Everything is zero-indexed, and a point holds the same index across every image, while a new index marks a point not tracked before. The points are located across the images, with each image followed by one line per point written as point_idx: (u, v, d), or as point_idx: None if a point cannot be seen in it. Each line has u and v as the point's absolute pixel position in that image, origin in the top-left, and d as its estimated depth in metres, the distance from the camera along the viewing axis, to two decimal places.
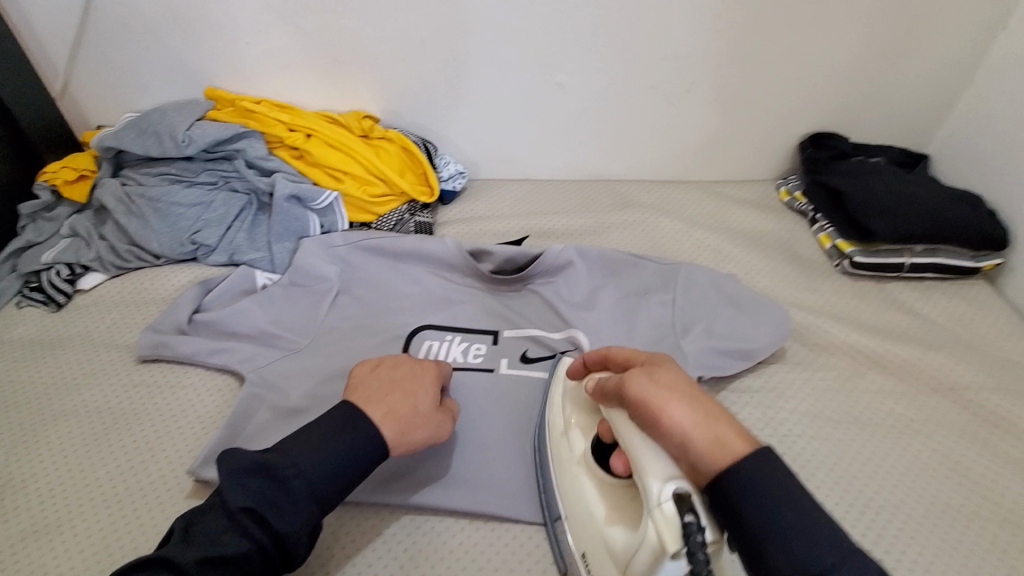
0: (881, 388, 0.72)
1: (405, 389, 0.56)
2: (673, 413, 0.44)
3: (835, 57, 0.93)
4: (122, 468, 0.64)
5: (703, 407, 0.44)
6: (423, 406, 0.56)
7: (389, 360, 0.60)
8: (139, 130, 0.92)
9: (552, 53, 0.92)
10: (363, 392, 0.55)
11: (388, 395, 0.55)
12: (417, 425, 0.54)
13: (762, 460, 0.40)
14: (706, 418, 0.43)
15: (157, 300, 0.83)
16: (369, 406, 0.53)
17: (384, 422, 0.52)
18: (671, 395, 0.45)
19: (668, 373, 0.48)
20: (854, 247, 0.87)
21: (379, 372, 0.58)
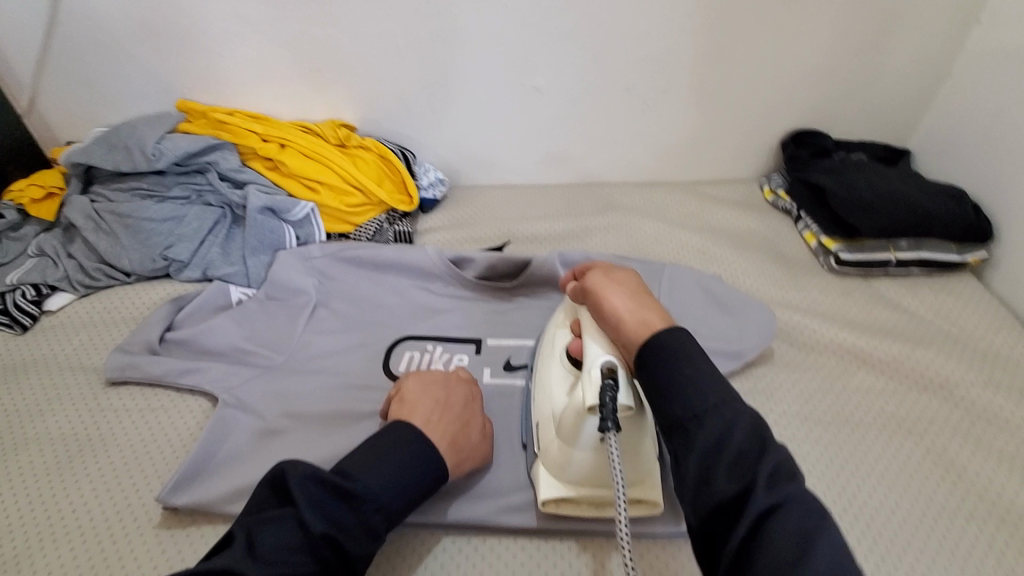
0: (870, 387, 0.71)
1: (463, 417, 0.57)
2: (616, 302, 0.50)
3: (813, 54, 0.92)
4: (90, 496, 0.62)
5: (642, 300, 0.51)
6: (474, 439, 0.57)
7: (436, 380, 0.59)
8: (107, 145, 0.89)
9: (529, 57, 0.91)
10: (427, 413, 0.55)
11: (451, 427, 0.55)
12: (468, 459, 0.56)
13: (675, 335, 0.45)
14: (644, 308, 0.49)
15: (128, 320, 0.81)
16: (436, 435, 0.53)
17: (449, 453, 0.53)
18: (614, 287, 0.52)
19: (624, 275, 0.55)
20: (838, 244, 0.86)
21: (433, 393, 0.57)
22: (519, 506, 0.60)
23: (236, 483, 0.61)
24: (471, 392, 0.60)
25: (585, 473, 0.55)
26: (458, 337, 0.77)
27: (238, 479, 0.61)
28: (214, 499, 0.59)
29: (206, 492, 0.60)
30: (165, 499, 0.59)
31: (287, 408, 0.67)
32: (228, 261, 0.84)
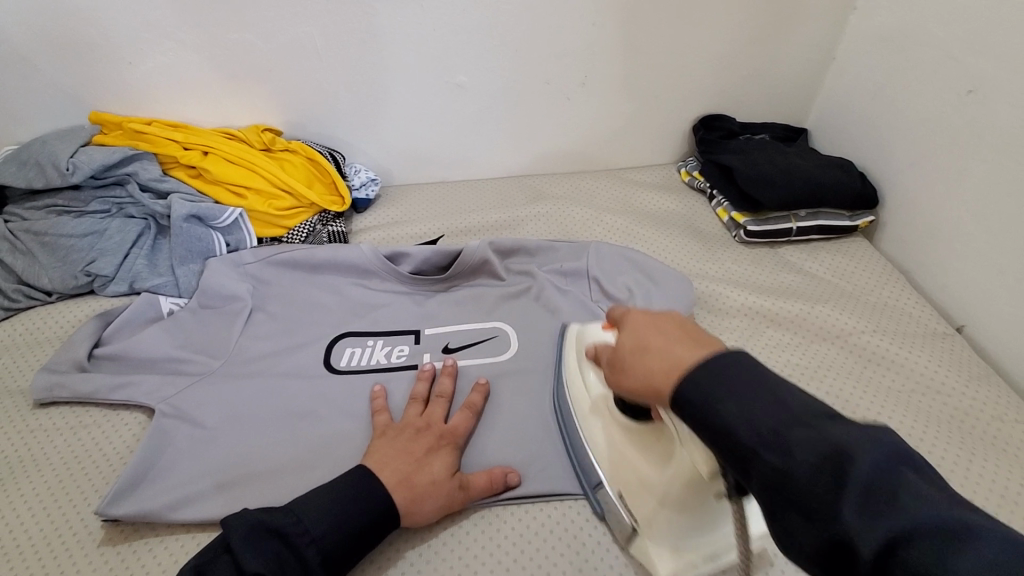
0: (779, 342, 0.78)
1: (417, 451, 0.59)
2: (634, 380, 0.43)
3: (715, 42, 1.00)
4: (25, 518, 0.60)
5: (642, 360, 0.43)
6: (439, 470, 0.59)
7: (407, 424, 0.63)
8: (19, 163, 0.86)
9: (449, 55, 0.94)
10: (379, 454, 0.59)
11: (412, 462, 0.59)
12: (432, 494, 0.57)
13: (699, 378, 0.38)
14: (648, 341, 0.44)
15: (51, 339, 0.78)
16: (384, 472, 0.57)
17: (399, 491, 0.56)
18: (617, 369, 0.46)
19: (620, 341, 0.47)
20: (747, 217, 0.93)
21: (400, 438, 0.61)
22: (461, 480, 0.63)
23: (177, 489, 0.61)
24: (443, 432, 0.62)
25: (677, 536, 0.55)
26: (397, 329, 0.79)
27: (179, 485, 0.61)
28: (156, 507, 0.59)
29: (146, 502, 0.60)
30: (105, 510, 0.59)
31: (228, 412, 0.68)
32: (156, 272, 0.83)
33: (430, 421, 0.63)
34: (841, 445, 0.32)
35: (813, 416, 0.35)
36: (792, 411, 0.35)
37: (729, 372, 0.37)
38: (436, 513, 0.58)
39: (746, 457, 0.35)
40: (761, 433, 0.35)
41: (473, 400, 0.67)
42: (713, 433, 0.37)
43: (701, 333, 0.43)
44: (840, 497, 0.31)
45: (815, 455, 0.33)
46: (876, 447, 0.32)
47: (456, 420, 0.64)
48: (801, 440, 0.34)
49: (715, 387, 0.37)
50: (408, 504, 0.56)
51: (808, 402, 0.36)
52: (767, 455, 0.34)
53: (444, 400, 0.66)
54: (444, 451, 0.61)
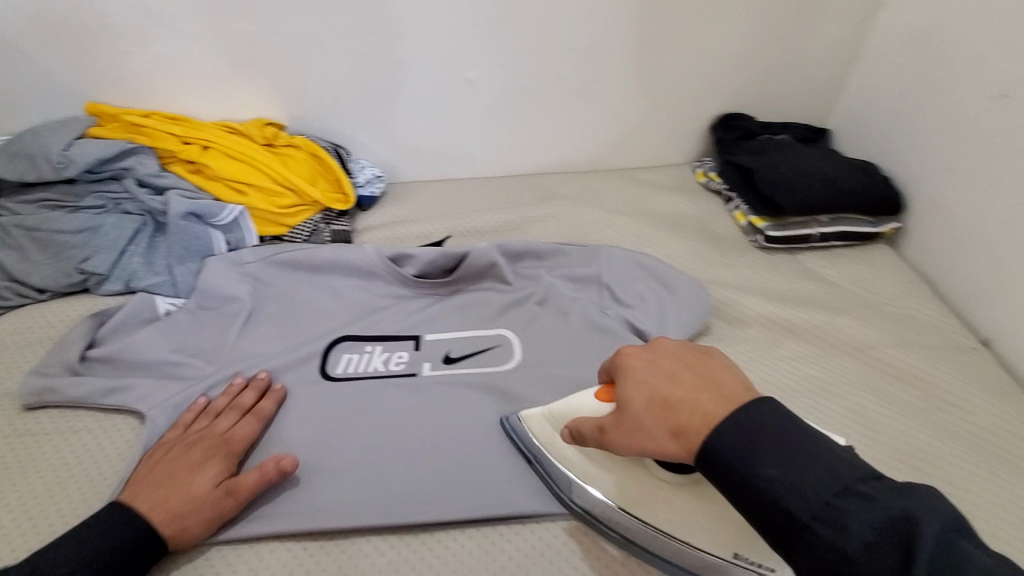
0: (798, 354, 0.75)
1: (179, 469, 0.58)
2: (658, 437, 0.45)
3: (735, 39, 0.96)
4: (9, 528, 0.58)
5: (667, 414, 0.45)
6: (200, 487, 0.57)
7: (164, 445, 0.62)
8: (10, 154, 0.83)
9: (458, 48, 0.90)
10: (140, 479, 0.58)
11: (161, 484, 0.57)
12: (191, 511, 0.56)
13: (741, 418, 0.41)
14: (660, 391, 0.46)
15: (42, 339, 0.75)
16: (137, 498, 0.56)
17: (151, 513, 0.55)
18: (640, 427, 0.46)
19: (636, 394, 0.47)
20: (767, 222, 0.90)
21: (154, 460, 0.60)
22: (464, 496, 0.60)
23: None
24: (197, 448, 0.60)
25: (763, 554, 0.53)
26: (400, 335, 0.76)
27: None
28: None
29: None
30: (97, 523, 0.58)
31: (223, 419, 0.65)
32: (153, 271, 0.80)
33: (195, 436, 0.62)
34: (904, 512, 0.35)
35: (862, 483, 0.38)
36: (842, 478, 0.38)
37: (773, 430, 0.40)
38: (208, 528, 0.56)
39: (798, 531, 0.37)
40: (813, 507, 0.37)
41: (264, 407, 0.65)
42: (760, 501, 0.39)
43: (710, 371, 0.46)
44: (903, 569, 0.34)
45: (871, 529, 0.36)
46: (931, 513, 0.35)
47: (218, 432, 0.62)
48: (853, 511, 0.36)
49: (752, 440, 0.40)
50: (175, 523, 0.55)
51: (857, 465, 0.39)
52: (819, 527, 0.37)
53: (235, 411, 0.64)
54: (207, 465, 0.59)
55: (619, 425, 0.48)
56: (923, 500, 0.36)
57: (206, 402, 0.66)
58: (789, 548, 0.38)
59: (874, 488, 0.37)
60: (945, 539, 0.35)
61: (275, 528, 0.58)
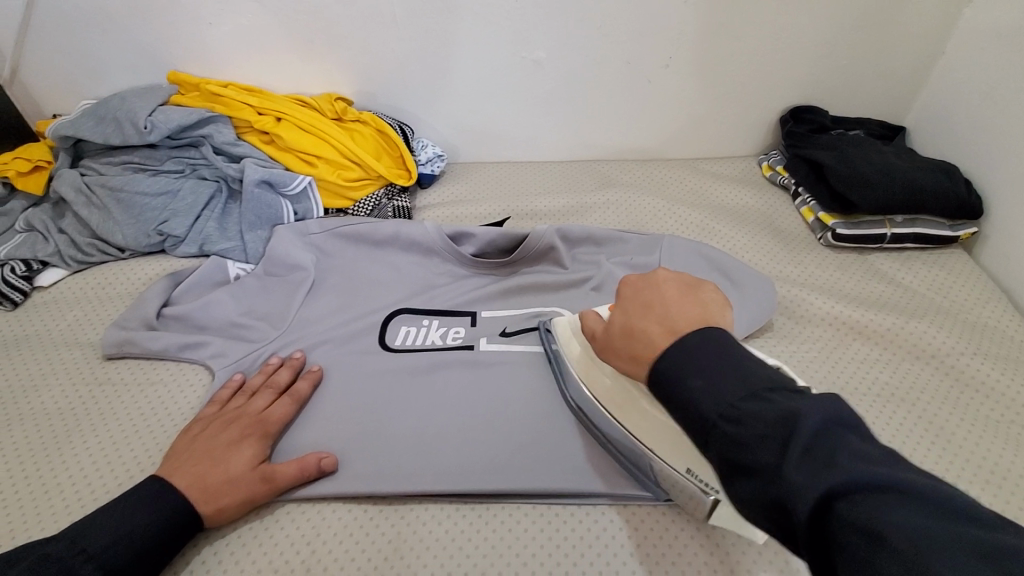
0: (865, 357, 0.72)
1: (217, 448, 0.59)
2: (620, 359, 0.48)
3: (815, 28, 0.92)
4: (92, 467, 0.61)
5: (630, 335, 0.47)
6: (236, 467, 0.58)
7: (201, 421, 0.63)
8: (97, 117, 0.88)
9: (528, 29, 0.90)
10: (176, 454, 0.59)
11: (195, 461, 0.58)
12: (229, 490, 0.57)
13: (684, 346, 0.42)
14: (632, 321, 0.47)
15: (121, 295, 0.79)
16: (175, 474, 0.57)
17: (189, 490, 0.56)
18: (611, 343, 0.49)
19: (617, 316, 0.49)
20: (837, 219, 0.86)
21: (191, 435, 0.61)
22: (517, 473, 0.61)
23: None
24: (231, 429, 0.61)
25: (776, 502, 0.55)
26: (457, 311, 0.77)
27: None
28: None
29: None
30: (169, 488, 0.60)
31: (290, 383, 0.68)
32: (225, 236, 0.83)
33: (233, 415, 0.63)
34: (789, 410, 0.36)
35: (769, 389, 0.38)
36: (751, 385, 0.38)
37: (709, 347, 0.41)
38: (239, 507, 0.58)
39: (707, 428, 0.38)
40: (722, 407, 0.38)
41: (298, 388, 0.66)
42: (683, 407, 0.40)
43: (682, 300, 0.47)
44: (782, 457, 0.34)
45: (767, 425, 0.36)
46: (820, 409, 0.35)
47: (252, 413, 0.63)
48: (757, 411, 0.37)
49: (686, 358, 0.41)
50: (210, 503, 0.56)
51: (767, 376, 0.39)
52: (725, 425, 0.37)
53: (270, 391, 0.65)
54: (244, 445, 0.60)
55: (599, 344, 0.51)
56: (816, 401, 0.36)
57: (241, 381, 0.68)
58: (705, 446, 0.39)
59: (779, 393, 0.37)
60: (826, 432, 0.35)
61: (338, 489, 0.60)
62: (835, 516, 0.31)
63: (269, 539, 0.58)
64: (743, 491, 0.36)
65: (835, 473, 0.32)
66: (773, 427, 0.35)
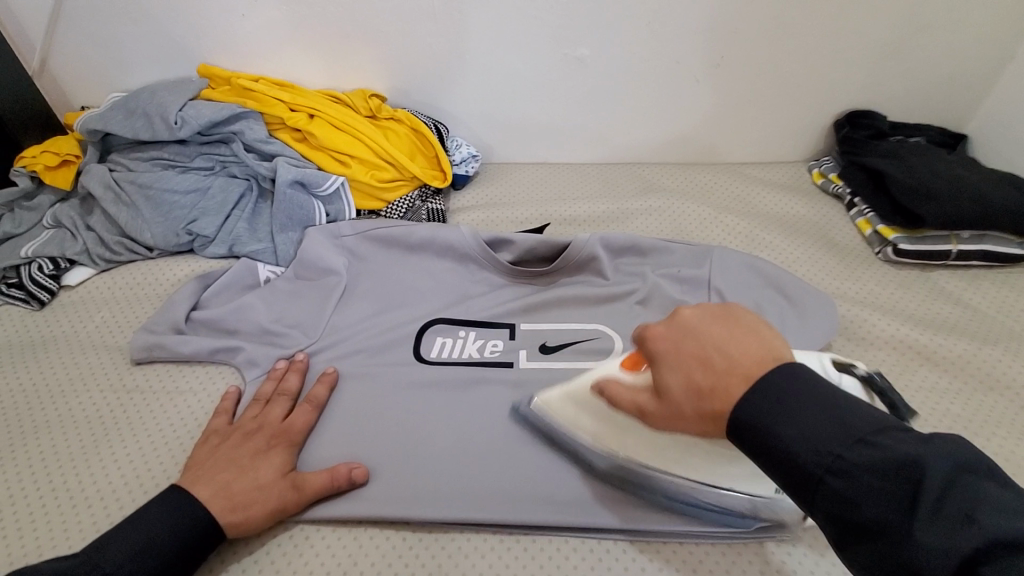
0: (932, 385, 0.68)
1: (241, 458, 0.57)
2: (692, 425, 0.39)
3: (880, 26, 0.86)
4: (118, 480, 0.59)
5: (701, 400, 0.38)
6: (264, 475, 0.56)
7: (219, 434, 0.60)
8: (127, 111, 0.85)
9: (573, 25, 0.85)
10: (197, 466, 0.56)
11: (219, 470, 0.56)
12: (256, 501, 0.54)
13: (771, 396, 0.35)
14: (691, 377, 0.39)
15: (150, 296, 0.77)
16: (199, 484, 0.54)
17: (216, 500, 0.53)
18: (674, 412, 0.40)
19: (671, 379, 0.40)
20: (899, 234, 0.81)
21: (212, 448, 0.59)
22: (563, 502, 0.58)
23: None
24: (254, 439, 0.59)
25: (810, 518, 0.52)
26: (495, 322, 0.73)
27: None
28: None
29: None
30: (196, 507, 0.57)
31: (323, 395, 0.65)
32: (256, 238, 0.80)
33: (255, 425, 0.61)
34: (911, 457, 0.32)
35: (877, 433, 0.33)
36: (853, 429, 0.34)
37: (789, 390, 0.35)
38: (267, 517, 0.55)
39: (811, 483, 0.34)
40: (825, 458, 0.33)
41: (316, 393, 0.64)
42: (774, 458, 0.35)
43: (733, 336, 0.39)
44: (911, 517, 0.31)
45: (882, 479, 0.32)
46: (942, 454, 0.32)
47: (273, 422, 0.61)
48: (866, 462, 0.32)
49: (775, 407, 0.35)
50: (234, 514, 0.53)
51: (867, 414, 0.34)
52: (832, 480, 0.33)
53: (287, 399, 0.63)
54: (271, 454, 0.58)
55: (653, 415, 0.42)
56: (940, 445, 0.33)
57: (237, 392, 0.65)
58: (805, 499, 0.35)
59: (890, 436, 0.33)
60: (955, 483, 0.32)
61: (374, 510, 0.57)
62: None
63: (303, 563, 0.55)
64: (862, 550, 0.33)
65: (972, 537, 0.29)
66: (889, 480, 0.32)
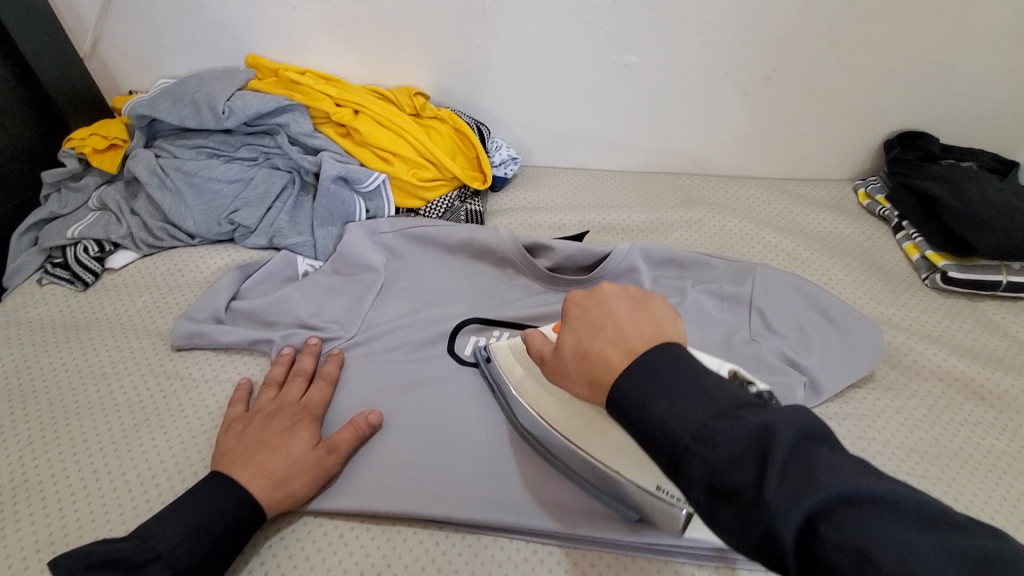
0: (980, 421, 0.66)
1: (270, 438, 0.57)
2: (580, 387, 0.43)
3: (940, 45, 0.84)
4: (155, 466, 0.60)
5: (585, 359, 0.42)
6: (297, 449, 0.56)
7: (238, 424, 0.60)
8: (175, 98, 0.86)
9: (623, 32, 0.84)
10: (228, 457, 0.56)
11: (252, 454, 0.55)
12: (296, 473, 0.55)
13: (640, 357, 0.39)
14: (583, 341, 0.43)
15: (191, 283, 0.78)
16: (237, 471, 0.54)
17: (258, 483, 0.53)
18: (568, 373, 0.44)
19: (567, 338, 0.45)
20: (948, 260, 0.80)
21: (236, 438, 0.58)
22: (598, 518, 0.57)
23: None
24: (274, 421, 0.59)
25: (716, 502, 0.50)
26: (531, 327, 0.72)
27: None
28: None
29: None
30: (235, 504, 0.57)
31: (359, 393, 0.65)
32: (296, 231, 0.81)
33: (276, 409, 0.61)
34: (763, 425, 0.32)
35: (739, 406, 0.34)
36: (719, 404, 0.34)
37: (665, 362, 0.38)
38: (310, 486, 0.56)
39: (678, 455, 0.34)
40: (691, 426, 0.34)
41: (329, 371, 0.65)
42: (649, 431, 0.36)
43: (629, 314, 0.43)
44: (761, 480, 0.31)
45: (737, 442, 0.32)
46: (790, 422, 0.32)
47: (292, 403, 0.61)
48: (724, 430, 0.33)
49: (643, 380, 0.37)
50: (277, 491, 0.54)
51: (732, 392, 0.35)
52: (696, 448, 0.33)
53: (302, 378, 0.64)
54: (299, 428, 0.58)
55: (553, 370, 0.47)
56: (788, 414, 0.33)
57: (250, 383, 0.66)
58: (680, 480, 0.34)
59: (748, 409, 0.34)
60: (800, 450, 0.31)
61: (407, 513, 0.56)
62: (821, 540, 0.29)
63: (336, 562, 0.55)
64: (725, 518, 0.32)
65: (817, 496, 0.29)
66: (743, 441, 0.32)
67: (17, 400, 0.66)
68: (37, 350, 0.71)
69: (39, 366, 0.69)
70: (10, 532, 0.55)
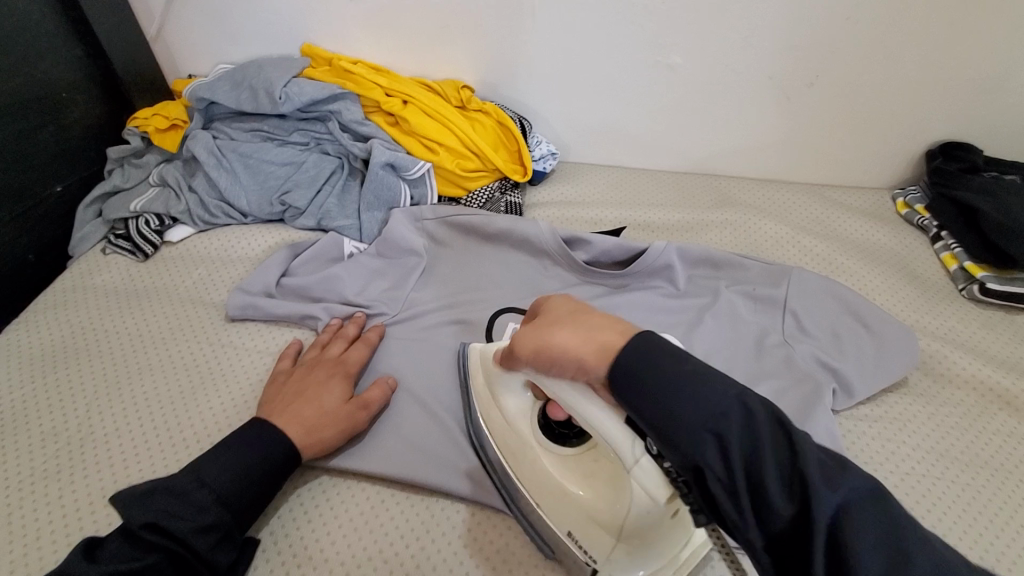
0: (1013, 431, 0.66)
1: (307, 390, 0.60)
2: (574, 340, 0.45)
3: (991, 56, 0.83)
4: (207, 426, 0.63)
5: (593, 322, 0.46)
6: (330, 402, 0.60)
7: (281, 377, 0.64)
8: (233, 83, 0.90)
9: (669, 31, 0.86)
10: (269, 403, 0.60)
11: (289, 402, 0.59)
12: (327, 423, 0.58)
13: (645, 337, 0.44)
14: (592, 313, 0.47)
15: (243, 259, 0.82)
16: (274, 416, 0.58)
17: (291, 428, 0.57)
18: (564, 328, 0.46)
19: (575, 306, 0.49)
20: (986, 272, 0.80)
21: (277, 387, 0.62)
22: None
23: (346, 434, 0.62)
24: (313, 373, 0.63)
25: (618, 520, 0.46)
26: None
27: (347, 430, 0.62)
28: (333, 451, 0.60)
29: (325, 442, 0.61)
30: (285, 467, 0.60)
31: (400, 371, 0.68)
32: (344, 214, 0.84)
33: (316, 363, 0.64)
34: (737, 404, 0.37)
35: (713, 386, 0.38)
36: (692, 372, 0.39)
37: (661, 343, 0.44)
38: (339, 437, 0.58)
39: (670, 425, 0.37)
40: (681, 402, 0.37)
41: (370, 336, 0.69)
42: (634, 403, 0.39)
43: None
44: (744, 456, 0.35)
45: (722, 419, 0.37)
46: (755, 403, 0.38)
47: (331, 360, 0.65)
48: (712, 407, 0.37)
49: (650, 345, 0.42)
50: (308, 438, 0.57)
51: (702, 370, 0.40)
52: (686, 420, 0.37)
53: (343, 340, 0.68)
54: (333, 382, 0.62)
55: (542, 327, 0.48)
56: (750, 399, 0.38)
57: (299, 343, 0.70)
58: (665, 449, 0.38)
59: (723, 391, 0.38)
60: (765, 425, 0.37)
61: (444, 486, 0.58)
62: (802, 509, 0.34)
63: (378, 526, 0.57)
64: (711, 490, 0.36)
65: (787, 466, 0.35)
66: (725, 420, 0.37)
67: (82, 359, 0.70)
68: (100, 314, 0.76)
69: (103, 329, 0.74)
70: (76, 478, 0.59)
